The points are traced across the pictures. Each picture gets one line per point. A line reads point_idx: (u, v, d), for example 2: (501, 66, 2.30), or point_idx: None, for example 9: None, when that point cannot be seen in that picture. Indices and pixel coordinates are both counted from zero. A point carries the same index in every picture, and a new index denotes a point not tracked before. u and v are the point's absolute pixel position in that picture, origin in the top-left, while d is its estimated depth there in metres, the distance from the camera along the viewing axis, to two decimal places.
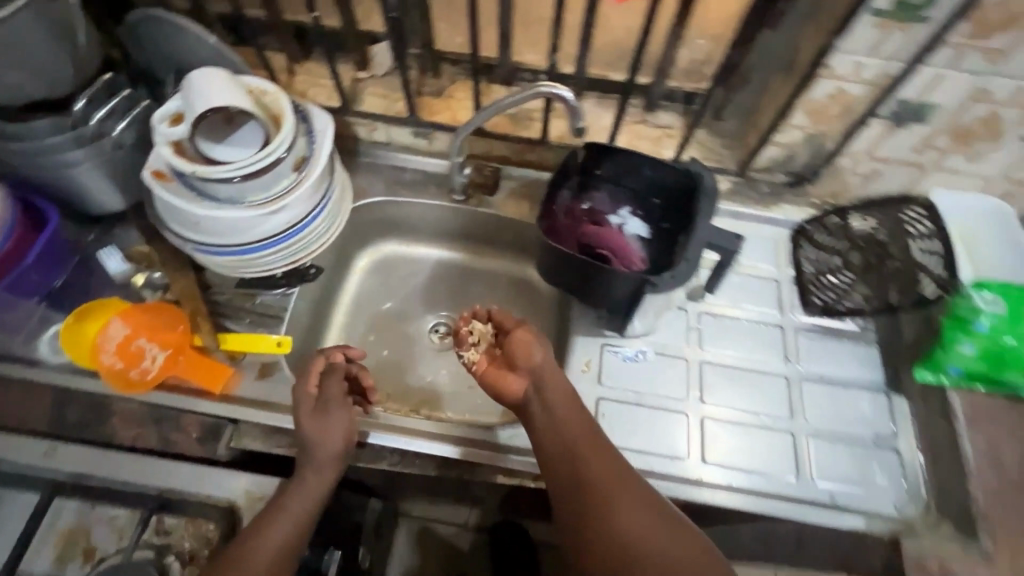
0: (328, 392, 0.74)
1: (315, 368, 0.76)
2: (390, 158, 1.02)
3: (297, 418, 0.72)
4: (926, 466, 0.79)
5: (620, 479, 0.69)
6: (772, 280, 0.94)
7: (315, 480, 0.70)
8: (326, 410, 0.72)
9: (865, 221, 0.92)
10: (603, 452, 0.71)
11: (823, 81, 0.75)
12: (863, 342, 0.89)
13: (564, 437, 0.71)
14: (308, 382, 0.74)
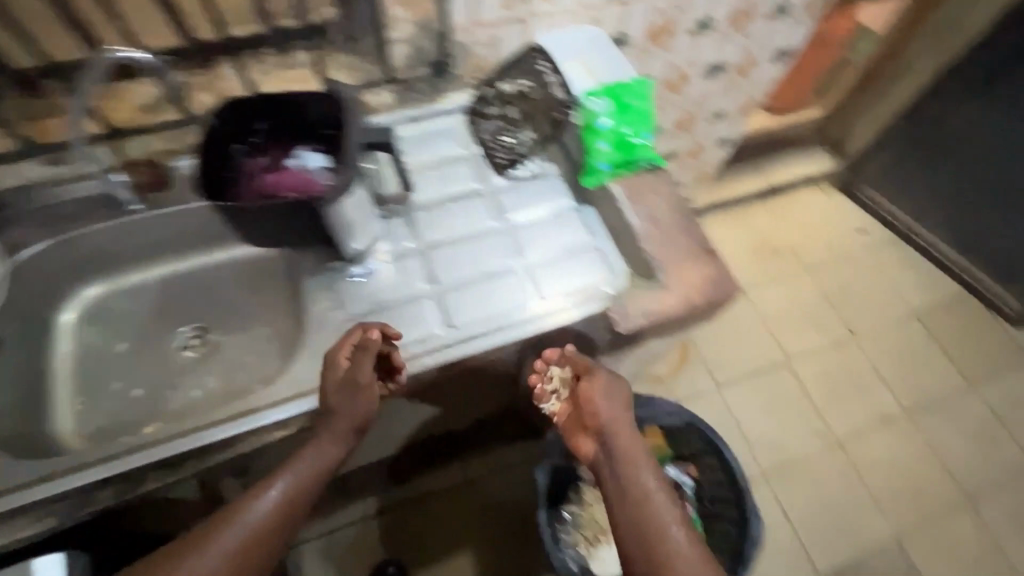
0: (357, 368, 0.78)
1: (350, 339, 0.80)
2: (36, 198, 0.92)
3: (325, 386, 0.79)
4: (595, 229, 0.97)
5: (661, 526, 0.70)
6: (462, 159, 1.05)
7: (332, 448, 0.77)
8: (354, 388, 0.78)
9: (512, 81, 1.06)
10: (640, 490, 0.74)
11: None
12: (548, 177, 1.04)
13: (629, 479, 0.74)
14: (341, 352, 0.79)
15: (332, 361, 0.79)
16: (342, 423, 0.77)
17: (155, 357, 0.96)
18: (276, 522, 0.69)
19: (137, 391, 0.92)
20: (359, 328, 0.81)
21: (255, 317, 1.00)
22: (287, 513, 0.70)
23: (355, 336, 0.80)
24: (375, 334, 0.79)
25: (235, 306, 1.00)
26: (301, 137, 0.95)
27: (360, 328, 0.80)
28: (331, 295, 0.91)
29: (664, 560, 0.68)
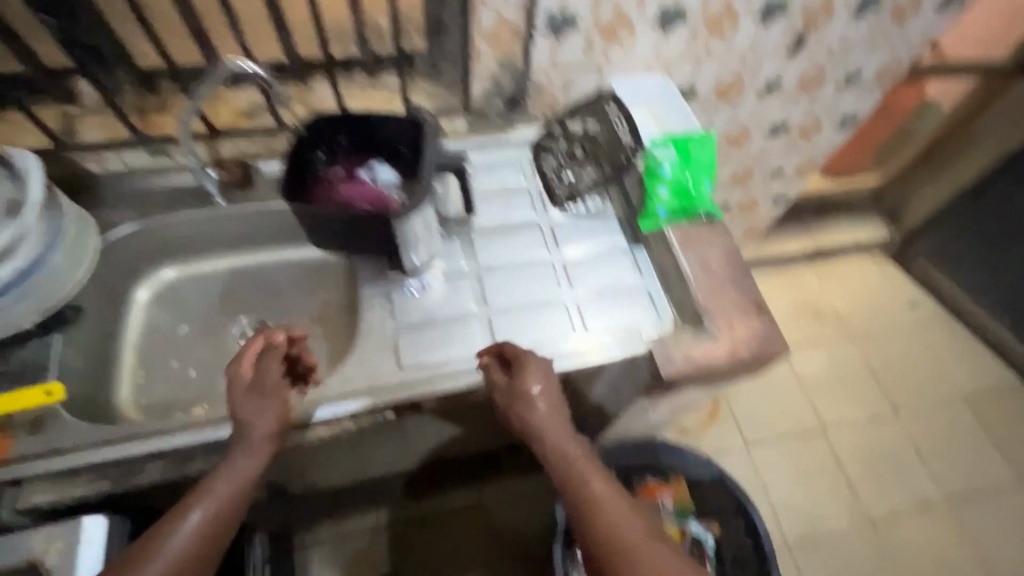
0: (265, 373, 0.77)
1: (254, 348, 0.79)
2: (130, 185, 0.98)
3: (229, 396, 0.75)
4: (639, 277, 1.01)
5: (564, 447, 0.74)
6: (523, 191, 1.08)
7: (247, 461, 0.72)
8: (262, 393, 0.76)
9: (580, 122, 1.10)
10: (550, 418, 0.77)
11: (482, 12, 0.90)
12: (603, 218, 1.07)
13: (590, 486, 0.69)
14: (245, 363, 0.77)
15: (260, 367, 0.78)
16: (267, 431, 0.73)
17: (215, 343, 1.02)
18: (196, 540, 0.65)
19: (194, 372, 0.98)
20: (260, 333, 0.80)
21: (311, 319, 1.05)
22: (206, 537, 0.66)
23: (260, 344, 0.80)
24: (280, 339, 0.81)
25: (293, 305, 1.06)
26: (377, 153, 1.00)
27: (263, 335, 0.81)
28: (386, 307, 0.95)
29: (583, 487, 0.70)
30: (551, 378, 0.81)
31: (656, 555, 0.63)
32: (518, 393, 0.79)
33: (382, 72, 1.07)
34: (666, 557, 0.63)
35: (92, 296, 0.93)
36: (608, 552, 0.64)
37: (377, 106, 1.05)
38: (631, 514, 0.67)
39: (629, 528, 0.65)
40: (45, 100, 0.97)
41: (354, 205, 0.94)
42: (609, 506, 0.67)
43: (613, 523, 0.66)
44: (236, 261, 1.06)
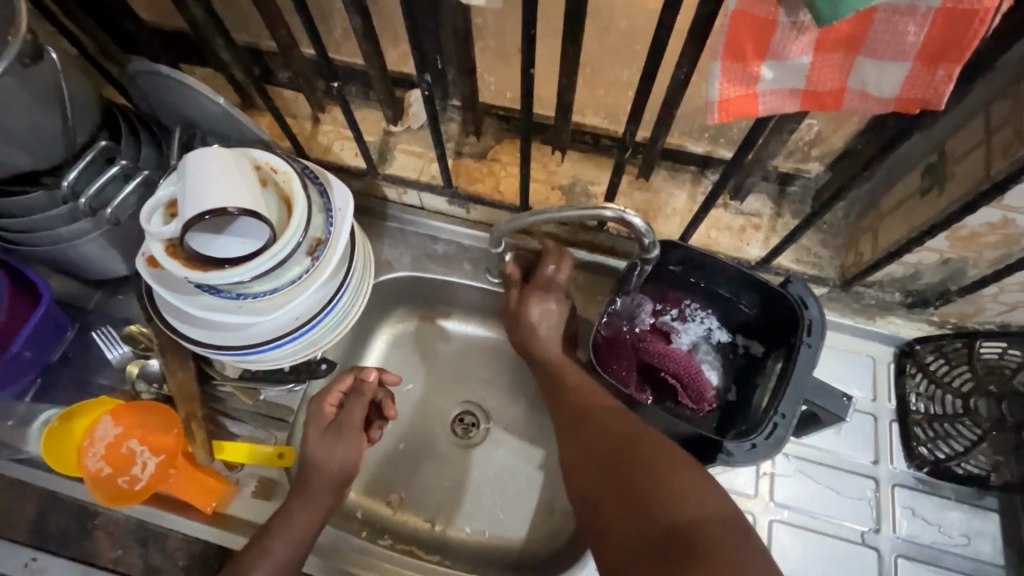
0: (346, 414, 0.70)
1: (339, 385, 0.71)
2: (421, 225, 0.88)
3: (307, 436, 0.69)
4: None
5: (589, 388, 0.69)
6: (867, 414, 0.77)
7: (305, 513, 0.66)
8: (339, 435, 0.68)
9: (1007, 356, 0.71)
10: (559, 368, 0.73)
11: (985, 210, 0.56)
12: (970, 505, 0.73)
13: (613, 430, 0.63)
14: (327, 400, 0.71)
15: (328, 391, 0.71)
16: (315, 490, 0.66)
17: (431, 418, 0.90)
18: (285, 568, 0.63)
19: (403, 446, 0.89)
20: (353, 371, 0.71)
21: (534, 435, 0.89)
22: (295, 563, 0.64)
23: (349, 382, 0.72)
24: (369, 377, 0.71)
25: (520, 417, 0.90)
26: (708, 300, 0.75)
27: (354, 371, 0.71)
28: None
29: (605, 418, 0.64)
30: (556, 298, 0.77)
31: (682, 491, 0.55)
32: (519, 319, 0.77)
33: (749, 192, 0.78)
34: (690, 512, 0.54)
35: (341, 342, 0.85)
36: (620, 454, 0.60)
37: (723, 233, 0.79)
38: (631, 449, 0.60)
39: (654, 459, 0.58)
40: (372, 109, 0.86)
41: (678, 387, 0.72)
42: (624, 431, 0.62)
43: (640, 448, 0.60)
44: (475, 332, 0.93)
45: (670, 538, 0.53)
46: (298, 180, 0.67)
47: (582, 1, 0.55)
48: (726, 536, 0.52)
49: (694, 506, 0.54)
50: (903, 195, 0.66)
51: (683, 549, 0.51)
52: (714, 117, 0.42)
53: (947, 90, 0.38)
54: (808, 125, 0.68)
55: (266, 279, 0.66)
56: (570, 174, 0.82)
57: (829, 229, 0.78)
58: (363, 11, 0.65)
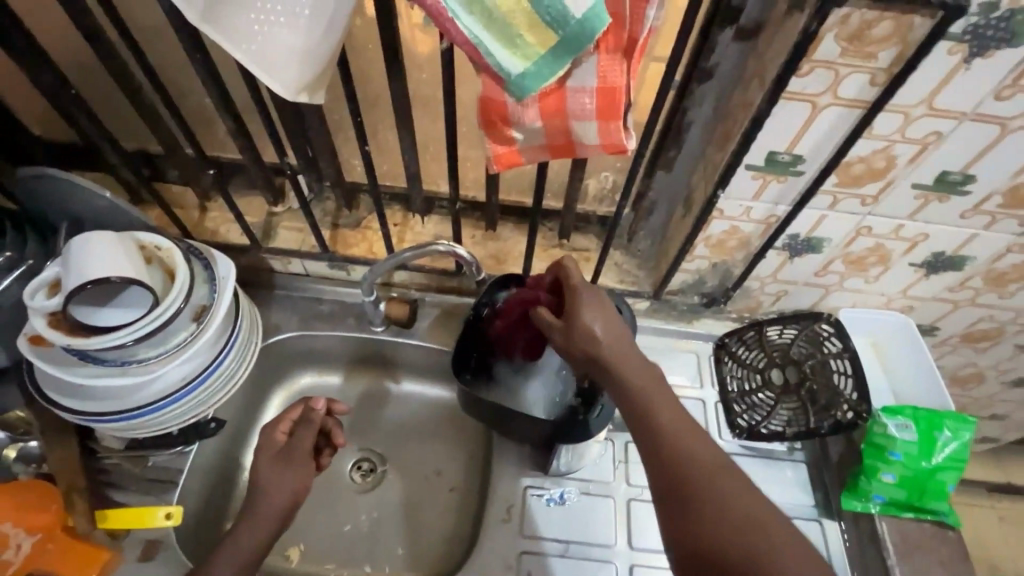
0: (297, 440, 0.77)
1: (290, 414, 0.80)
2: (307, 289, 0.99)
3: (258, 460, 0.76)
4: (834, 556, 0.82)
5: (643, 367, 0.63)
6: (697, 399, 0.93)
7: (249, 538, 0.70)
8: (290, 460, 0.76)
9: (784, 333, 0.91)
10: (619, 346, 0.65)
11: (717, 221, 0.77)
12: (784, 460, 0.89)
13: (657, 391, 0.62)
14: (279, 428, 0.79)
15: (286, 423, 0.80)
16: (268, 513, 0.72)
17: (328, 469, 0.95)
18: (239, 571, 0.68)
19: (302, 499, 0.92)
20: (302, 401, 0.80)
21: (427, 469, 0.96)
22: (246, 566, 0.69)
23: (300, 411, 0.81)
24: (319, 406, 0.80)
25: (413, 452, 0.98)
26: None
27: (303, 403, 0.80)
28: (516, 517, 0.80)
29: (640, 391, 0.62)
30: (610, 312, 0.67)
31: (719, 477, 0.57)
32: (574, 329, 0.66)
33: (575, 232, 0.98)
34: (710, 482, 0.56)
35: (233, 405, 0.90)
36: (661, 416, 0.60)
37: (563, 266, 0.96)
38: (673, 415, 0.61)
39: (687, 434, 0.60)
40: (255, 195, 0.99)
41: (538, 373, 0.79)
42: (670, 413, 0.61)
43: (681, 429, 0.60)
44: (365, 381, 1.02)
45: (691, 490, 0.57)
46: (180, 252, 0.76)
47: (402, 96, 0.73)
48: (732, 498, 0.56)
49: (715, 480, 0.57)
50: (675, 221, 0.87)
51: (701, 505, 0.56)
52: (493, 166, 0.62)
53: (625, 136, 0.58)
54: (603, 176, 0.93)
55: (150, 343, 0.74)
56: (433, 233, 0.98)
57: (641, 254, 0.98)
58: (235, 115, 0.80)
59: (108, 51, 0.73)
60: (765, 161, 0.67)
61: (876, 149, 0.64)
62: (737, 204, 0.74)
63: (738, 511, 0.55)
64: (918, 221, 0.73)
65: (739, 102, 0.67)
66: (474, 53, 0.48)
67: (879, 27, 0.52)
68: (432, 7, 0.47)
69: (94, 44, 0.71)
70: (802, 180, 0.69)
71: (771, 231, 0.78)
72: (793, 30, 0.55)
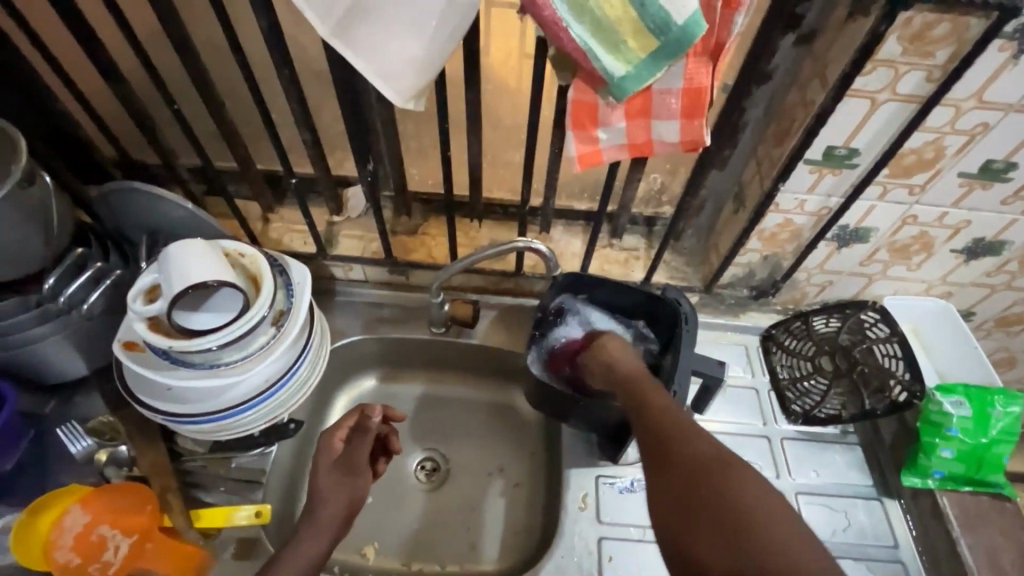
0: (354, 450, 0.76)
1: (347, 422, 0.78)
2: (368, 296, 1.02)
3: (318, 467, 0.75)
4: (895, 531, 0.85)
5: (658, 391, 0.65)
6: (750, 388, 0.97)
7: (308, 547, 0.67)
8: (347, 469, 0.75)
9: (830, 323, 0.95)
10: (633, 368, 0.71)
11: (772, 214, 0.82)
12: (840, 444, 0.92)
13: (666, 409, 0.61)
14: (336, 435, 0.78)
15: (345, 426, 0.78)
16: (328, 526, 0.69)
17: (395, 469, 0.97)
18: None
19: (371, 499, 0.94)
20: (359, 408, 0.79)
21: (490, 466, 0.99)
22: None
23: (356, 419, 0.79)
24: (374, 415, 0.78)
25: (475, 450, 1.00)
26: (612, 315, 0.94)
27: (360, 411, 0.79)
28: (591, 504, 0.82)
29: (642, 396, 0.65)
30: (626, 349, 0.75)
31: (739, 481, 0.51)
32: (602, 363, 0.74)
33: (624, 232, 1.02)
34: (720, 479, 0.51)
35: (304, 408, 0.93)
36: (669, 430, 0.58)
37: (616, 265, 1.01)
38: (685, 427, 0.58)
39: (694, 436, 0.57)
40: (316, 205, 1.02)
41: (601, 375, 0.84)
42: (676, 417, 0.60)
43: (690, 429, 0.57)
44: (425, 383, 1.04)
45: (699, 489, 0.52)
46: (263, 258, 0.79)
47: (477, 105, 0.78)
48: (746, 501, 0.49)
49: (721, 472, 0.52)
50: (726, 217, 0.92)
51: (707, 502, 0.51)
52: (577, 166, 0.66)
53: (704, 133, 0.63)
54: (653, 179, 0.97)
55: (235, 347, 0.76)
56: (489, 237, 1.02)
57: (688, 252, 1.02)
58: (312, 128, 0.84)
59: (198, 68, 0.77)
60: (823, 156, 0.72)
61: (928, 141, 0.69)
62: (792, 197, 0.79)
63: (766, 523, 0.48)
64: (962, 208, 0.78)
65: (797, 102, 0.72)
66: (582, 58, 0.53)
67: (939, 27, 0.58)
68: (547, 18, 0.51)
69: (186, 63, 0.75)
70: (856, 172, 0.74)
71: (822, 223, 0.82)
72: (856, 33, 0.61)
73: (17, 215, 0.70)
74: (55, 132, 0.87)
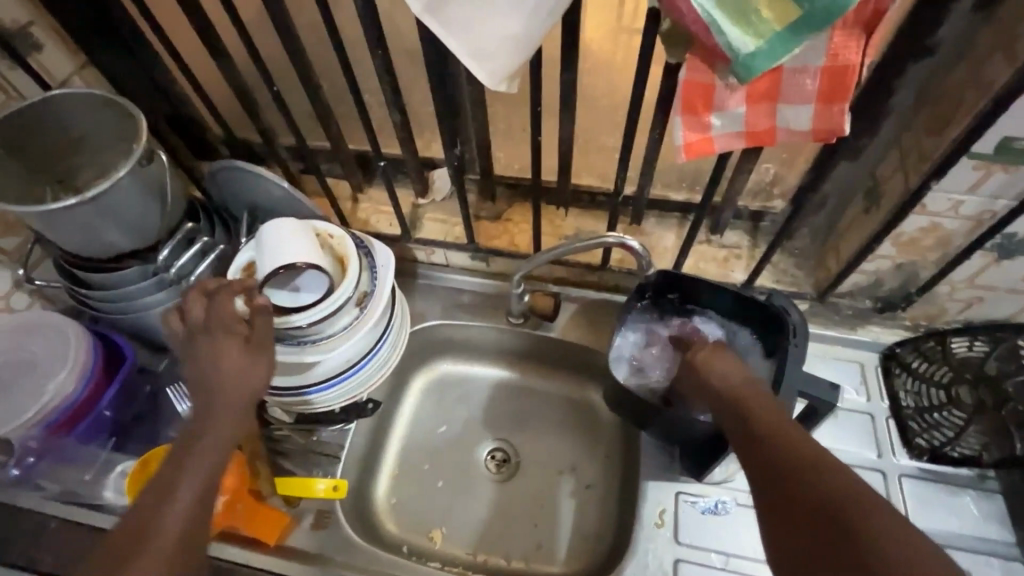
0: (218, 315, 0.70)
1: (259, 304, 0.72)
2: (448, 280, 1.01)
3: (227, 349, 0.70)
4: None
5: (773, 416, 0.57)
6: (864, 413, 0.85)
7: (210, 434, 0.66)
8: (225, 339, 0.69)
9: (974, 347, 0.81)
10: (747, 389, 0.62)
11: (915, 217, 0.69)
12: (976, 490, 0.79)
13: (787, 439, 0.54)
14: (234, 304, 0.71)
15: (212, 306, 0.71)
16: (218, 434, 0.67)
17: (466, 456, 0.96)
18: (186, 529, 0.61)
19: (441, 483, 0.95)
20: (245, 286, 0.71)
21: (562, 464, 0.95)
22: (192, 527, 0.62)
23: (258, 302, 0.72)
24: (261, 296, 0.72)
25: (547, 446, 0.97)
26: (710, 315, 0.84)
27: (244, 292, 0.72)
28: (670, 521, 0.77)
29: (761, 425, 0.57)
30: (738, 355, 0.67)
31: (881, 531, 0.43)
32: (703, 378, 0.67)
33: (726, 228, 0.93)
34: (856, 528, 0.44)
35: (382, 388, 0.94)
36: (788, 467, 0.51)
37: (713, 263, 0.91)
38: (809, 462, 0.51)
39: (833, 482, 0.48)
40: (403, 187, 1.02)
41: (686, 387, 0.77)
42: (805, 450, 0.52)
43: (822, 468, 0.50)
44: (499, 372, 1.02)
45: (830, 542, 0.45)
46: (349, 240, 0.80)
47: (572, 86, 0.72)
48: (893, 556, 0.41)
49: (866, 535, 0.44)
50: (852, 217, 0.80)
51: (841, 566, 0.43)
52: (681, 156, 0.58)
53: (845, 120, 0.53)
54: (765, 168, 0.87)
55: (321, 326, 0.78)
56: (574, 227, 0.96)
57: (799, 253, 0.91)
58: (401, 109, 0.83)
59: (297, 49, 0.77)
60: (995, 149, 0.59)
61: None
62: (946, 198, 0.66)
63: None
64: None
65: (966, 82, 0.59)
66: (702, 31, 0.46)
67: None
68: None
69: (286, 44, 0.76)
70: None
71: (982, 229, 0.68)
72: None
73: (138, 191, 0.75)
74: (174, 112, 0.93)
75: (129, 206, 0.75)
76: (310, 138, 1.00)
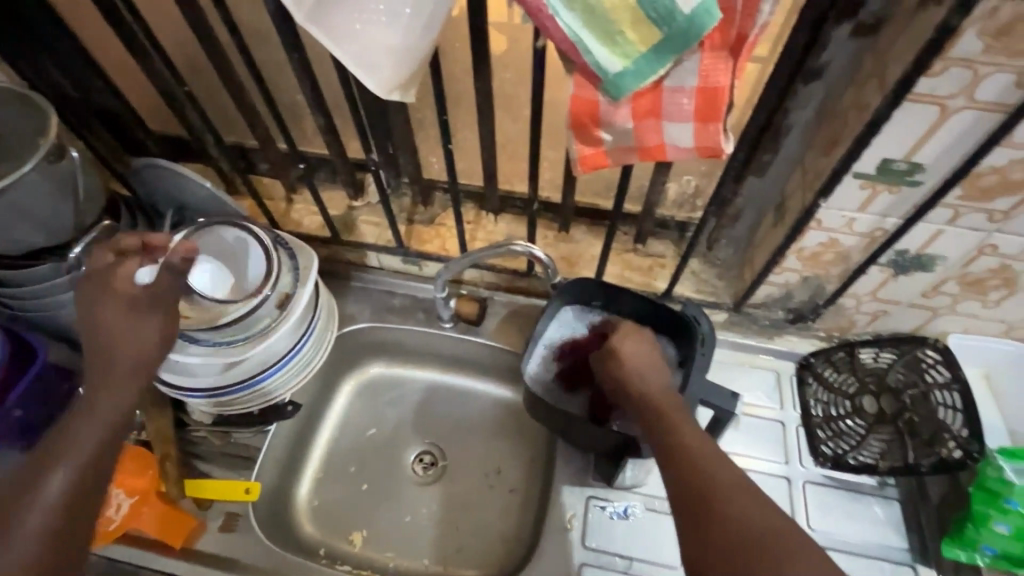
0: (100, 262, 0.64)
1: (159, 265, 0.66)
2: (380, 283, 1.01)
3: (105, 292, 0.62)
4: None
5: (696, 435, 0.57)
6: (776, 421, 0.87)
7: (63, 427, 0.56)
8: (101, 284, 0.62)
9: (880, 357, 0.83)
10: (666, 397, 0.62)
11: (813, 233, 0.72)
12: (876, 497, 0.81)
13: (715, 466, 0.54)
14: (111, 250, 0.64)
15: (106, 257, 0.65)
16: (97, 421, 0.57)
17: (392, 459, 0.96)
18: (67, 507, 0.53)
19: (366, 486, 0.94)
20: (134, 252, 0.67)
21: (487, 469, 0.96)
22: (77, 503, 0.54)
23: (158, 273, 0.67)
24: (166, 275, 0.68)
25: (474, 449, 0.98)
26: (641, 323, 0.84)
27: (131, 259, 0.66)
28: (579, 526, 0.78)
29: (660, 417, 0.60)
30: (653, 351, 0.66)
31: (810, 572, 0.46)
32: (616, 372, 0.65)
33: (651, 237, 0.94)
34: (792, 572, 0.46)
35: (307, 390, 0.94)
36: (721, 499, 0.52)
37: (637, 272, 0.93)
38: (739, 492, 0.52)
39: (712, 467, 0.54)
40: (337, 189, 1.02)
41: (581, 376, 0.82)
42: (731, 478, 0.53)
43: (746, 500, 0.51)
44: (431, 375, 1.03)
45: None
46: (267, 241, 0.80)
47: (487, 95, 0.73)
48: None
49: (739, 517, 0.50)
50: (764, 230, 0.82)
51: None
52: (579, 168, 0.60)
53: (724, 140, 0.55)
54: (686, 180, 0.89)
55: (238, 328, 0.78)
56: (505, 232, 0.97)
57: (721, 264, 0.93)
58: (325, 112, 0.83)
59: (216, 48, 0.77)
60: (877, 170, 0.61)
61: (1014, 159, 0.56)
62: (839, 215, 0.68)
63: None
64: None
65: (850, 105, 0.61)
66: (572, 51, 0.47)
67: None
68: (531, 5, 0.45)
69: (204, 44, 0.76)
70: (919, 192, 0.62)
71: (875, 246, 0.71)
72: (925, 26, 0.50)
73: (48, 188, 0.74)
74: (98, 107, 0.91)
75: (37, 202, 0.74)
76: (242, 137, 0.99)
